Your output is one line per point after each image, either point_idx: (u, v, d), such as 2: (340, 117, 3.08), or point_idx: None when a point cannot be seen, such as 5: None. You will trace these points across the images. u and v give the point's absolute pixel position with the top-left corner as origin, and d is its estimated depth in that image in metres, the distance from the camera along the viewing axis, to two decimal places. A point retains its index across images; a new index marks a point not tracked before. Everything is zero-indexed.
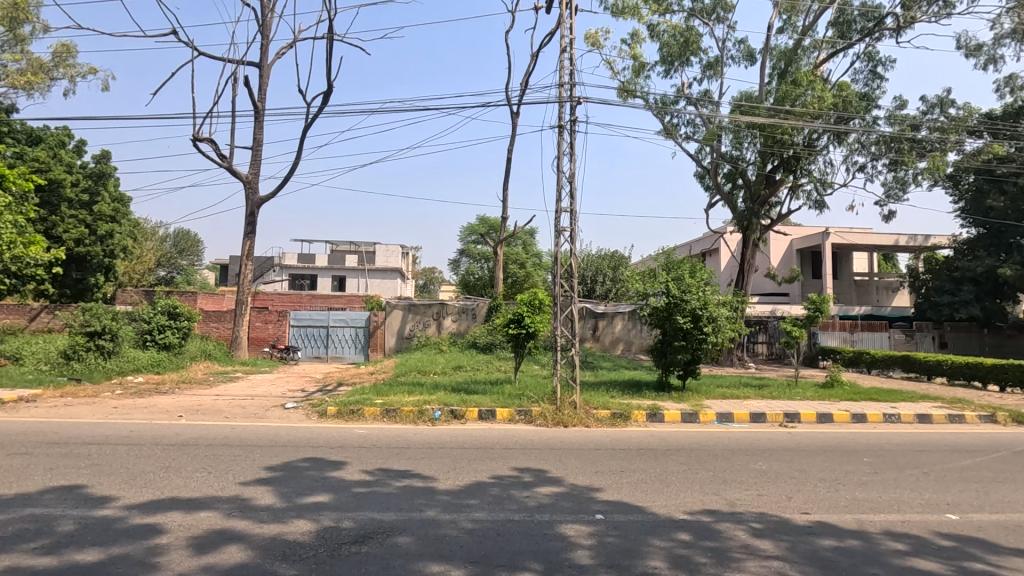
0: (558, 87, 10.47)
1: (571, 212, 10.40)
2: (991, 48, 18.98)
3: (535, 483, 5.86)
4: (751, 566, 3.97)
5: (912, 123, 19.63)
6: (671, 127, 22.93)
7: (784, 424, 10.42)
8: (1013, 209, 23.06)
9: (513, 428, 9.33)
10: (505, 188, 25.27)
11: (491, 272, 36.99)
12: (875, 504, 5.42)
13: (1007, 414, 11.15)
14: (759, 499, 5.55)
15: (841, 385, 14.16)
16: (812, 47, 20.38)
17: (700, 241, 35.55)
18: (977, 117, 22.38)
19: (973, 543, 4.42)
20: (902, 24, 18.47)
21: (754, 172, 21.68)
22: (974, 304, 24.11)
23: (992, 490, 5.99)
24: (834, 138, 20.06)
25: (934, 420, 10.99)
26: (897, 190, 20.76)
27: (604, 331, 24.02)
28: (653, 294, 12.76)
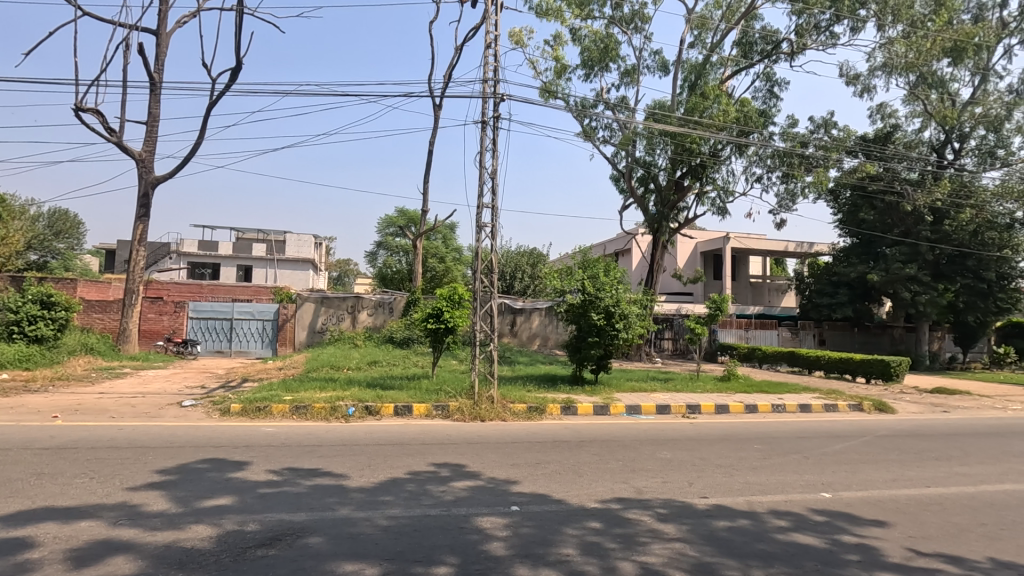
0: (482, 81, 10.49)
1: (492, 207, 10.49)
2: (867, 79, 21.34)
3: (452, 478, 5.86)
4: (656, 548, 4.22)
5: (802, 141, 21.58)
6: (589, 129, 23.69)
7: (686, 415, 11.12)
8: (881, 222, 26.06)
9: (430, 424, 9.24)
10: (426, 179, 24.81)
11: (409, 265, 36.34)
12: (764, 486, 5.95)
13: (871, 403, 12.63)
14: (663, 486, 5.91)
15: (737, 379, 15.38)
16: (718, 63, 21.81)
17: (614, 241, 37.04)
18: (854, 139, 25.00)
19: (842, 517, 4.98)
20: (796, 49, 20.23)
21: (664, 177, 22.89)
22: (848, 305, 27.16)
23: (859, 470, 6.79)
24: (737, 150, 21.59)
25: (813, 410, 12.22)
26: (788, 201, 22.74)
27: (521, 327, 24.44)
28: (569, 291, 13.08)
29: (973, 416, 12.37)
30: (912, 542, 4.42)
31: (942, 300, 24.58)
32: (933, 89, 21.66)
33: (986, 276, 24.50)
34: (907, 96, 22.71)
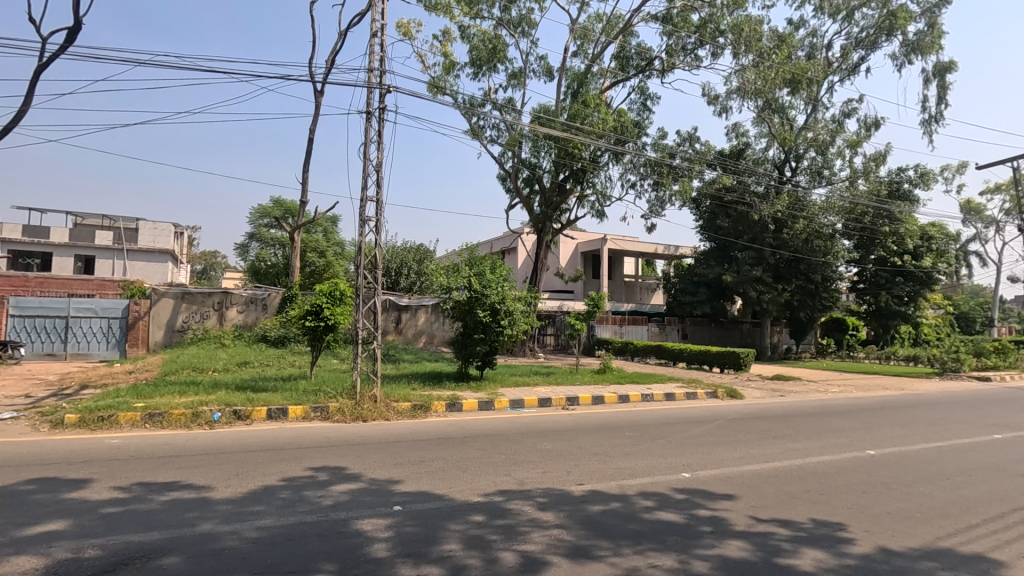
0: (367, 70, 10.14)
1: (377, 201, 10.19)
2: (724, 100, 23.83)
3: (331, 482, 5.61)
4: (535, 536, 4.39)
5: (670, 152, 23.51)
6: (477, 128, 23.87)
7: (566, 407, 11.66)
8: (733, 230, 29.15)
9: (308, 426, 8.76)
10: (305, 168, 23.39)
11: (286, 259, 34.16)
12: (633, 470, 6.44)
13: (724, 390, 14.17)
14: (544, 476, 6.15)
15: (612, 371, 16.44)
16: (598, 74, 23.02)
17: (500, 239, 37.66)
18: (714, 154, 27.79)
19: (698, 494, 5.55)
20: (666, 67, 22.00)
21: (548, 179, 23.73)
22: (706, 303, 30.18)
23: (713, 450, 7.60)
24: (614, 157, 22.97)
25: (677, 398, 13.42)
26: (658, 207, 24.67)
27: (407, 324, 24.04)
28: (455, 289, 13.10)
29: (802, 399, 14.38)
30: (754, 511, 5.04)
31: (781, 298, 28.18)
32: (776, 114, 24.83)
33: (814, 278, 28.50)
34: (756, 118, 25.73)
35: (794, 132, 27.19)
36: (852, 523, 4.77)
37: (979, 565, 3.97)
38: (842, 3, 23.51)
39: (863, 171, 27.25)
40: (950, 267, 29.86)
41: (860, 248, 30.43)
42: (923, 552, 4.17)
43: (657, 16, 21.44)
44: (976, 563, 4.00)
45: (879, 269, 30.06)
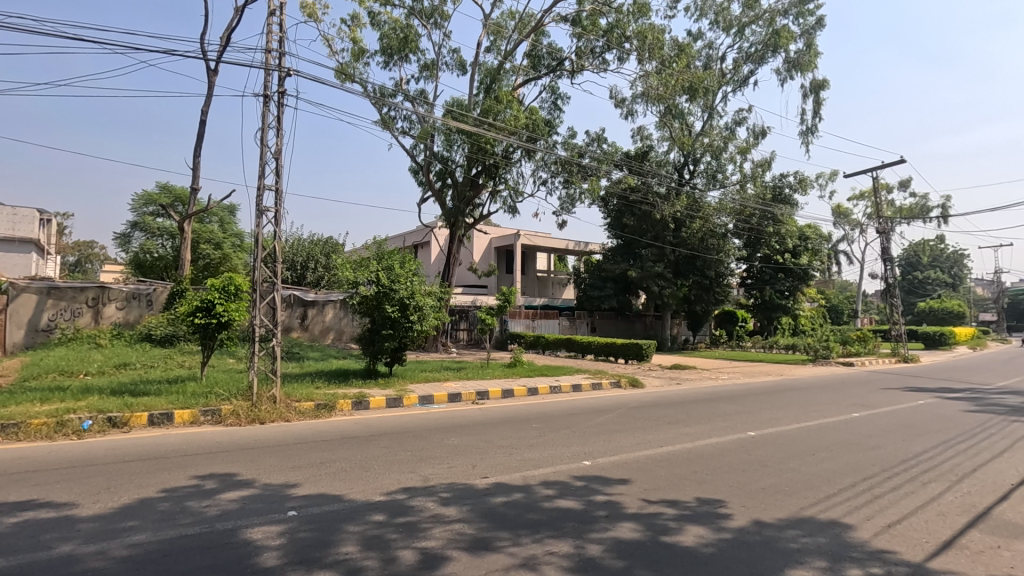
0: (264, 51, 9.54)
1: (276, 190, 9.64)
2: (630, 103, 24.94)
3: (219, 490, 5.25)
4: (436, 532, 4.38)
5: (579, 152, 24.23)
6: (388, 119, 23.24)
7: (476, 401, 11.71)
8: (638, 227, 30.65)
9: (197, 431, 8.14)
10: (198, 152, 21.60)
11: (175, 250, 31.45)
12: (537, 461, 6.59)
13: (627, 379, 14.91)
14: (449, 470, 6.14)
15: (522, 365, 16.73)
16: (511, 71, 23.19)
17: (413, 233, 37.01)
18: (620, 155, 28.97)
19: (596, 480, 5.80)
20: (575, 68, 22.64)
21: (461, 173, 23.63)
22: (613, 297, 31.65)
23: (613, 438, 7.97)
24: (526, 154, 23.30)
25: (583, 388, 13.93)
26: (568, 205, 25.37)
27: (313, 320, 23.01)
28: (362, 283, 12.72)
29: (696, 386, 15.47)
30: (646, 493, 5.34)
31: (680, 293, 30.10)
32: (677, 120, 26.36)
33: (709, 274, 30.66)
34: (659, 122, 27.16)
35: (693, 137, 28.96)
36: (731, 499, 5.19)
37: (832, 529, 4.48)
38: (734, 19, 25.39)
39: (752, 176, 29.62)
40: (822, 264, 33.31)
41: (748, 247, 33.26)
42: (788, 522, 4.63)
43: (567, 17, 22.03)
44: (830, 527, 4.51)
45: (764, 266, 33.07)
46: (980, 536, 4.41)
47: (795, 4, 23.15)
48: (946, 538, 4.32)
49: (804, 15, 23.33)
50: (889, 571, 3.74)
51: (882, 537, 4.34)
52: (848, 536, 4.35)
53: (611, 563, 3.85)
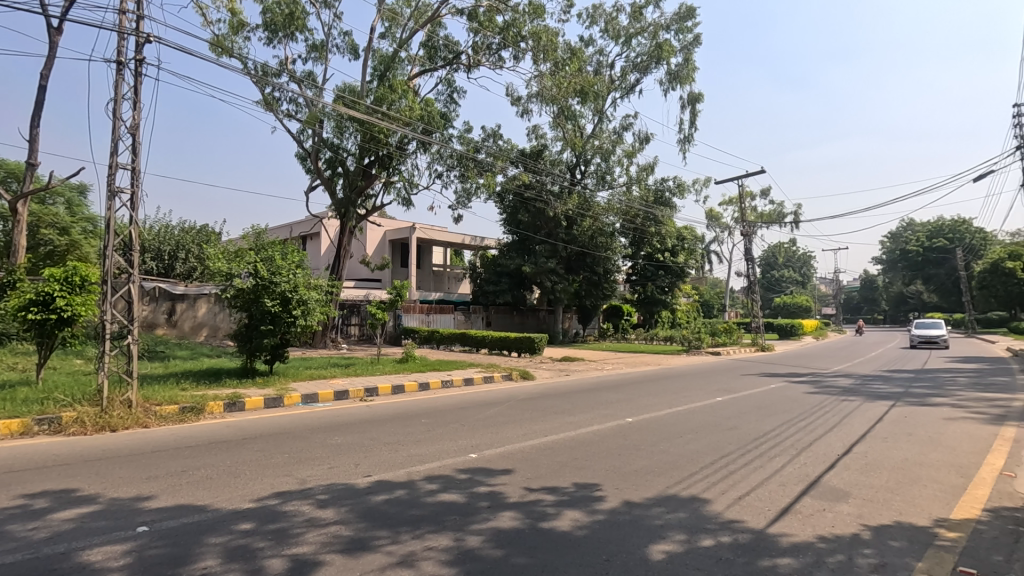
0: (117, 12, 8.43)
1: (132, 170, 8.59)
2: (526, 102, 25.39)
3: (52, 509, 4.59)
4: (310, 536, 4.17)
5: (475, 147, 24.23)
6: (271, 100, 21.67)
7: (363, 399, 11.33)
8: (532, 224, 31.38)
9: (30, 444, 7.07)
10: (36, 122, 18.68)
11: (9, 236, 27.04)
12: (423, 456, 6.52)
13: (518, 372, 15.26)
14: (329, 471, 5.88)
15: (414, 360, 16.47)
16: (406, 60, 22.61)
17: (301, 223, 34.96)
18: (516, 152, 29.39)
19: (480, 472, 5.86)
20: (472, 63, 22.66)
21: (352, 163, 22.68)
22: (507, 292, 32.22)
23: (501, 430, 8.11)
24: (421, 146, 22.88)
25: (475, 382, 14.04)
26: (464, 199, 25.32)
27: (183, 316, 20.96)
28: (238, 275, 11.77)
29: (582, 377, 16.20)
30: (527, 482, 5.49)
31: (571, 288, 31.29)
32: (569, 122, 27.28)
33: (598, 270, 32.16)
34: (553, 123, 27.92)
35: (584, 138, 30.14)
36: (607, 482, 5.50)
37: (692, 504, 4.89)
38: (622, 29, 26.77)
39: (637, 179, 31.48)
40: (697, 263, 36.34)
41: (634, 245, 35.85)
42: (654, 500, 4.99)
43: (464, 11, 21.94)
44: (690, 503, 4.93)
45: (647, 263, 35.50)
46: (810, 501, 5.05)
47: (675, 20, 24.87)
48: (784, 505, 4.90)
49: (683, 32, 25.15)
50: (735, 538, 4.17)
51: (732, 508, 4.82)
52: (704, 510, 4.78)
53: (489, 553, 3.90)
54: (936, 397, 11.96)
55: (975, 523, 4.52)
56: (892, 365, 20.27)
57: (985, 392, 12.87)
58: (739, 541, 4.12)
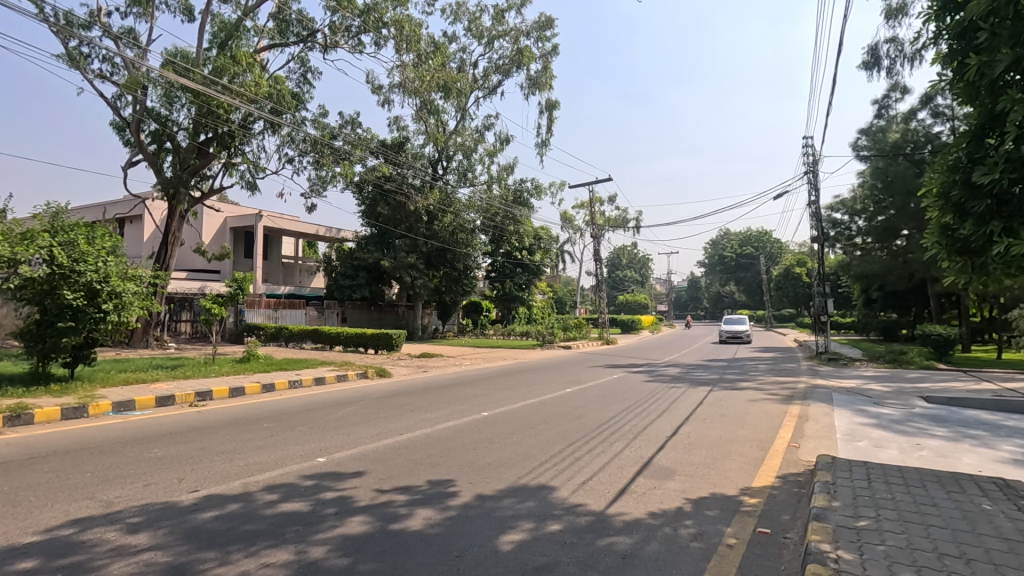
0: None
1: None
2: (387, 91, 24.54)
3: None
4: (116, 568, 3.57)
5: (331, 133, 22.83)
6: (78, 55, 18.30)
7: (194, 404, 10.07)
8: (391, 217, 30.52)
9: None
10: None
11: None
12: (263, 464, 5.97)
13: (374, 369, 14.74)
14: (145, 490, 5.11)
15: (257, 359, 15.08)
16: (252, 31, 20.57)
17: (118, 203, 30.15)
18: (375, 142, 28.31)
19: (327, 477, 5.51)
20: (328, 44, 21.41)
21: (185, 138, 20.09)
22: (365, 287, 30.97)
23: (353, 431, 7.73)
24: (269, 128, 20.99)
25: (327, 381, 13.25)
26: (319, 187, 23.77)
27: None
28: (26, 262, 9.73)
29: (441, 373, 16.14)
30: (378, 483, 5.29)
31: (431, 284, 31.05)
32: (431, 117, 26.96)
33: (458, 266, 32.28)
34: (415, 116, 27.36)
35: (447, 134, 30.05)
36: (460, 477, 5.51)
37: (540, 493, 5.10)
38: (485, 29, 27.14)
39: (497, 178, 32.19)
40: (551, 261, 38.21)
41: (493, 242, 36.72)
42: (505, 492, 5.12)
43: None
44: (539, 491, 5.13)
45: (505, 261, 36.59)
46: (643, 480, 5.56)
47: (535, 28, 25.80)
48: (621, 486, 5.32)
49: (543, 41, 26.20)
50: (578, 521, 4.44)
51: (577, 493, 5.12)
52: (551, 497, 5.01)
53: (334, 563, 3.68)
54: (743, 382, 13.93)
55: (769, 489, 5.33)
56: (710, 356, 23.23)
57: (779, 377, 15.33)
58: (581, 524, 4.38)
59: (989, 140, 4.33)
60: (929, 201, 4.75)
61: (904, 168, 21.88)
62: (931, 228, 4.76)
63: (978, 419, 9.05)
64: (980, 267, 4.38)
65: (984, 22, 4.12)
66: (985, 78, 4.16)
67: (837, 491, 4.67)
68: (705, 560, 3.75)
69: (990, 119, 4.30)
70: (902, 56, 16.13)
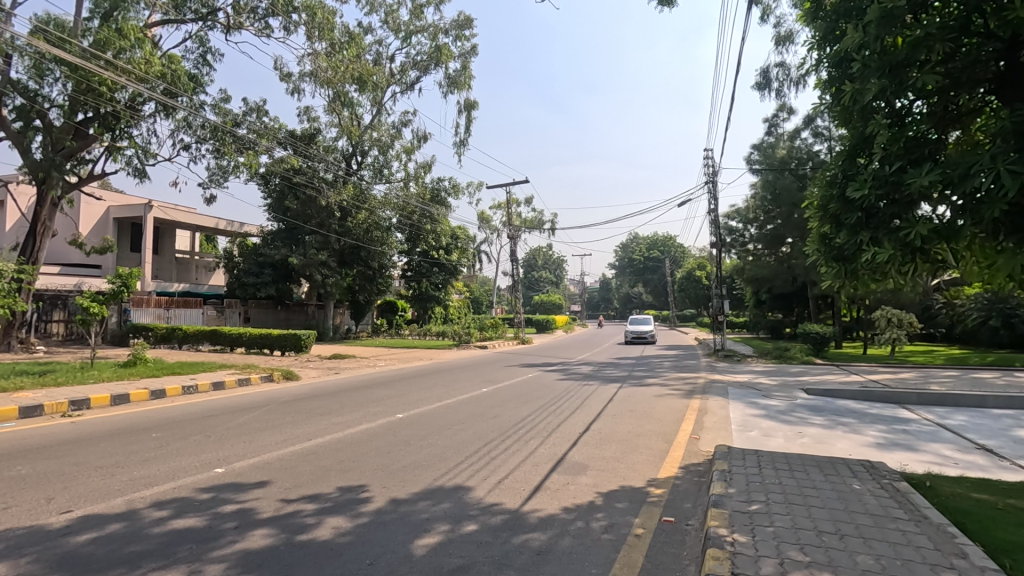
0: None
1: None
2: (297, 80, 23.33)
3: None
4: None
5: (234, 120, 21.32)
6: None
7: (67, 414, 8.98)
8: (301, 212, 29.03)
9: None
10: None
11: None
12: (151, 478, 5.44)
13: (280, 372, 13.94)
14: (3, 514, 4.48)
15: (145, 363, 13.75)
16: (143, 3, 18.74)
17: None
18: (283, 132, 26.78)
19: (226, 489, 5.13)
20: (231, 25, 19.99)
21: (59, 117, 17.92)
22: (271, 285, 29.24)
23: (256, 438, 7.26)
24: (162, 110, 19.24)
25: (226, 386, 12.35)
26: (219, 177, 22.13)
27: None
28: None
29: (353, 375, 15.59)
30: (284, 493, 5.01)
31: (343, 283, 29.89)
32: (345, 109, 25.95)
33: (372, 265, 31.25)
34: (327, 107, 26.21)
35: (361, 128, 29.08)
36: (373, 482, 5.34)
37: (456, 494, 5.06)
38: (402, 24, 26.58)
39: (414, 175, 31.60)
40: (468, 261, 38.14)
41: (409, 241, 36.03)
42: (420, 495, 5.03)
43: None
44: (454, 493, 5.09)
45: (422, 260, 36.05)
46: (557, 477, 5.68)
47: (454, 26, 25.63)
48: (536, 484, 5.41)
49: (462, 40, 26.08)
50: (494, 520, 4.45)
51: (493, 492, 5.13)
52: (467, 497, 4.98)
53: None
54: (650, 379, 14.67)
55: (673, 479, 5.65)
56: (619, 355, 24.19)
57: (682, 373, 16.30)
58: (497, 523, 4.40)
59: (861, 160, 4.87)
60: (811, 213, 5.25)
61: (790, 181, 24.11)
62: (812, 237, 5.27)
63: (849, 408, 10.14)
64: (852, 272, 4.90)
65: (857, 54, 4.63)
66: (857, 104, 4.67)
67: (732, 478, 5.04)
68: (615, 550, 3.90)
69: (862, 141, 4.86)
70: (788, 80, 17.76)
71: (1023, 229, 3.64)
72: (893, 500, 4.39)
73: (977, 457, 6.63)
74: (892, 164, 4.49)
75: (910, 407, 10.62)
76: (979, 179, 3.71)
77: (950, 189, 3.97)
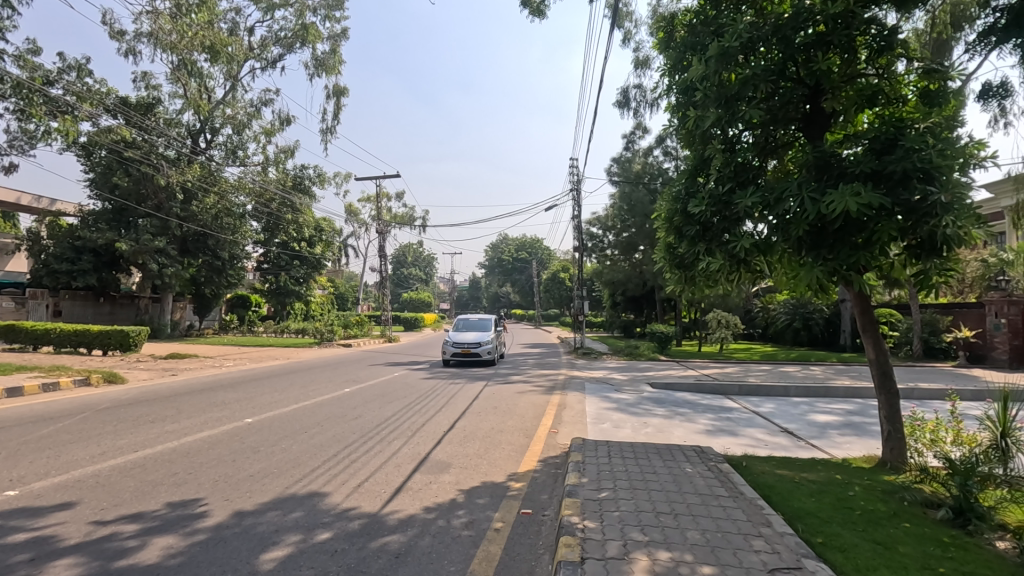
0: None
1: None
2: (131, 40, 20.33)
3: None
4: None
5: (45, 76, 17.97)
6: None
7: None
8: (134, 191, 25.30)
9: None
10: None
11: None
12: None
13: (100, 375, 12.03)
14: None
15: None
16: None
17: None
18: (110, 98, 23.18)
19: (17, 515, 4.30)
20: None
21: None
22: (91, 273, 25.28)
23: (64, 452, 6.19)
24: None
25: (26, 392, 10.36)
26: (22, 143, 18.56)
27: None
28: None
29: (192, 377, 13.97)
30: (98, 514, 4.33)
31: (185, 274, 26.70)
32: (192, 79, 23.14)
33: (221, 255, 28.42)
34: (170, 75, 23.21)
35: (211, 102, 26.23)
36: (212, 495, 4.84)
37: (309, 501, 4.76)
38: None
39: (274, 160, 29.17)
40: (333, 255, 36.15)
41: (266, 231, 33.13)
42: (269, 505, 4.65)
43: None
44: (307, 500, 4.79)
45: (281, 252, 33.54)
46: (419, 476, 5.62)
47: (323, 6, 24.13)
48: (396, 485, 5.28)
49: (331, 21, 24.66)
50: (350, 526, 4.26)
51: (350, 497, 4.91)
52: (322, 504, 4.72)
53: None
54: (515, 377, 14.89)
55: (532, 472, 5.89)
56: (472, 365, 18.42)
57: (544, 370, 17.02)
58: (353, 528, 4.21)
59: (700, 179, 5.48)
60: (659, 224, 5.78)
61: (643, 195, 26.35)
62: (659, 246, 5.80)
63: (685, 400, 11.39)
64: (690, 279, 5.52)
65: (699, 84, 5.15)
66: (699, 129, 5.22)
67: (585, 468, 5.38)
68: (474, 546, 3.95)
69: (701, 162, 5.46)
70: (644, 101, 19.45)
71: (819, 247, 4.33)
72: (717, 480, 5.01)
73: (781, 439, 7.81)
74: (724, 185, 5.11)
75: (733, 396, 12.23)
76: (790, 202, 4.35)
77: (768, 211, 4.60)
